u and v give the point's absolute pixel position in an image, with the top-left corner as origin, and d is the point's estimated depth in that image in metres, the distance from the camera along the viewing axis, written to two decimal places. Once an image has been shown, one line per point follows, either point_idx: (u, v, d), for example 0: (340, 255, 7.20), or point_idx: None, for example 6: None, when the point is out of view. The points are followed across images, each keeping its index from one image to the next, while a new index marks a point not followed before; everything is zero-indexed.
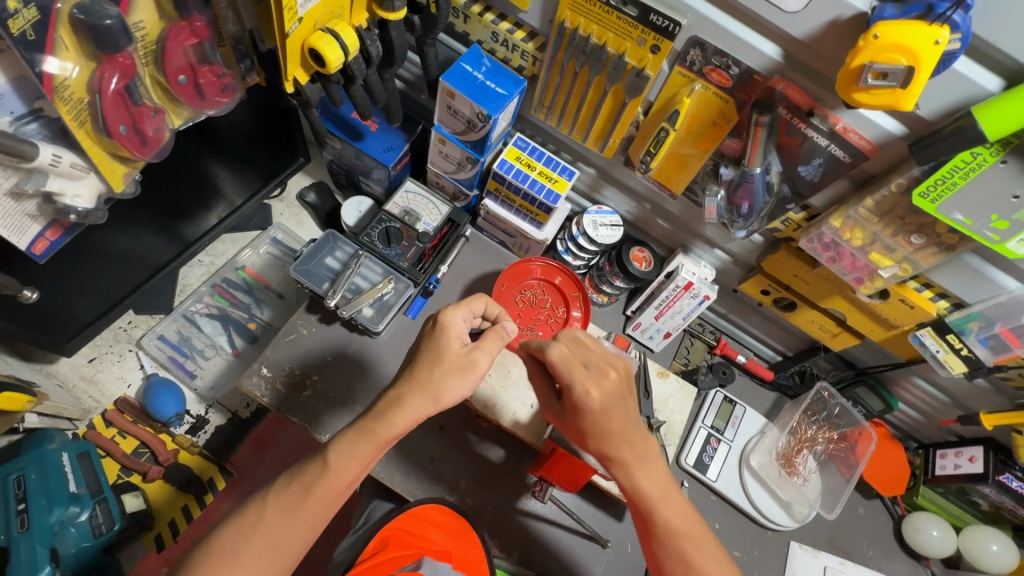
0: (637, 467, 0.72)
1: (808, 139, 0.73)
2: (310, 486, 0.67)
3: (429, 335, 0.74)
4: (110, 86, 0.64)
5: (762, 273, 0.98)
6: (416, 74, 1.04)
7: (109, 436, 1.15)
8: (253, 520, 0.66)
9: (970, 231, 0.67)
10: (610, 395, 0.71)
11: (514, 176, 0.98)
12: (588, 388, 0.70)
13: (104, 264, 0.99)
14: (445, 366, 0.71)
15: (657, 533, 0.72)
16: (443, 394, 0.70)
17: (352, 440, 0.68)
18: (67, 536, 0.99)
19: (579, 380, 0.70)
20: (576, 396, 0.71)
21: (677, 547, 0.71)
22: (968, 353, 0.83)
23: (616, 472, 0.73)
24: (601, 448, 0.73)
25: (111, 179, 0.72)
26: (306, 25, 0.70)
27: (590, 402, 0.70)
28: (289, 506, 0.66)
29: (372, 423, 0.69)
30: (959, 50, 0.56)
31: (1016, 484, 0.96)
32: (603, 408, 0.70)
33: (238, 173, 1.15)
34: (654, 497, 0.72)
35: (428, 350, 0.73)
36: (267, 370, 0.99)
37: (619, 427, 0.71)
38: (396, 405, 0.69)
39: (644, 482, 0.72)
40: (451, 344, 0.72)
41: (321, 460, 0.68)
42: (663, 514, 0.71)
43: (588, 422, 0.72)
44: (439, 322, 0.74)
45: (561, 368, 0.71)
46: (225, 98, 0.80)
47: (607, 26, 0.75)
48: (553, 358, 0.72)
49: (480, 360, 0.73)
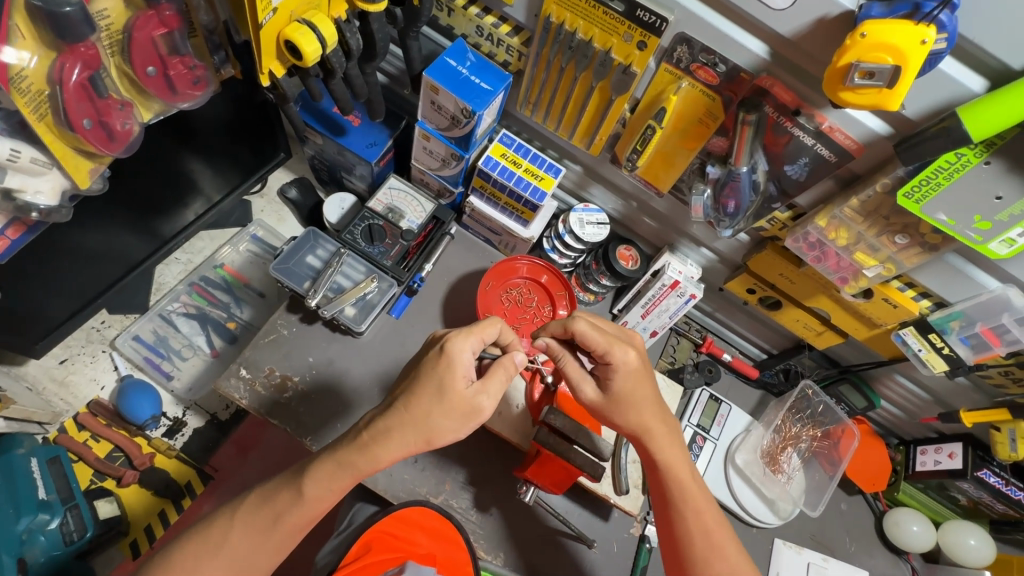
0: (666, 438, 0.77)
1: (794, 138, 0.72)
2: (280, 512, 0.65)
3: (433, 363, 0.68)
4: (72, 78, 0.61)
5: (748, 271, 0.98)
6: (399, 68, 1.02)
7: (81, 440, 1.11)
8: (219, 537, 0.65)
9: (953, 231, 0.67)
10: (642, 358, 0.78)
11: (499, 174, 0.97)
12: (625, 351, 0.76)
13: (73, 262, 0.96)
14: (445, 407, 0.67)
15: (679, 505, 0.75)
16: (439, 437, 0.67)
17: (330, 473, 0.66)
18: (36, 545, 0.96)
19: (615, 344, 0.76)
20: (616, 359, 0.76)
21: (694, 516, 0.74)
22: (950, 352, 0.84)
23: (646, 444, 0.77)
24: (635, 421, 0.76)
25: (75, 175, 0.68)
26: (281, 16, 0.68)
27: (630, 361, 0.76)
28: (261, 528, 0.65)
29: (355, 454, 0.66)
30: (945, 49, 0.56)
31: (993, 480, 0.98)
32: (638, 370, 0.77)
33: (216, 169, 1.12)
34: (682, 469, 0.76)
35: (427, 379, 0.68)
36: (246, 371, 0.96)
37: (649, 397, 0.77)
38: (384, 437, 0.66)
39: (673, 457, 0.76)
40: (457, 383, 0.67)
41: (296, 487, 0.66)
42: (689, 487, 0.76)
43: (626, 389, 0.76)
44: (445, 353, 0.68)
45: (598, 336, 0.75)
46: (198, 91, 0.77)
47: (594, 21, 0.74)
48: (585, 329, 0.76)
49: (485, 406, 0.70)
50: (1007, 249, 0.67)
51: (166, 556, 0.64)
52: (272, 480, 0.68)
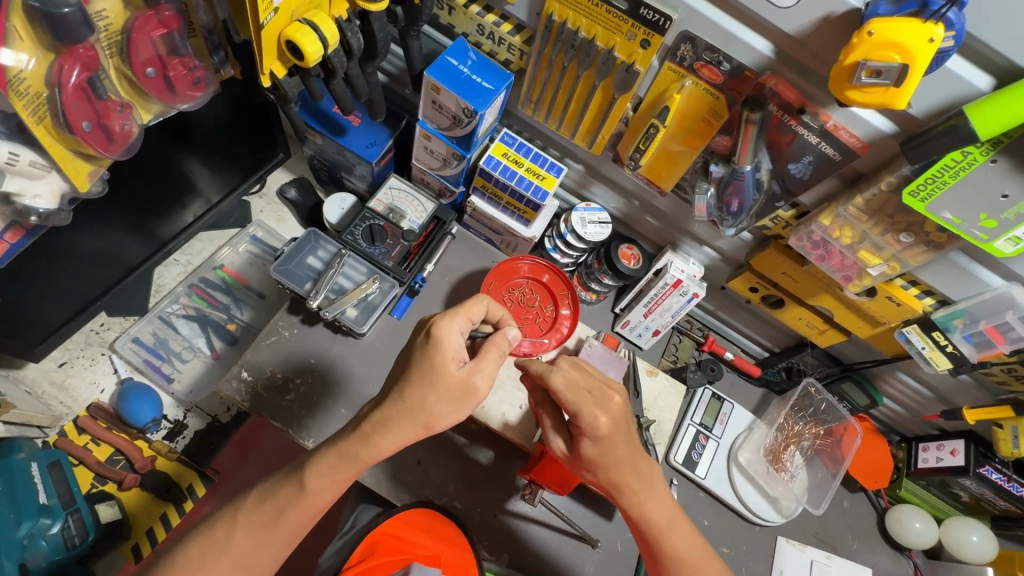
0: (639, 493, 0.74)
1: (799, 136, 0.72)
2: (284, 508, 0.65)
3: (421, 348, 0.68)
4: (70, 80, 0.60)
5: (750, 270, 0.98)
6: (400, 67, 1.01)
7: (82, 444, 1.10)
8: (222, 541, 0.64)
9: (959, 230, 0.67)
10: (617, 420, 0.71)
11: (501, 173, 0.96)
12: (596, 416, 0.69)
13: (72, 265, 0.95)
14: (440, 392, 0.66)
15: (663, 559, 0.74)
16: (436, 421, 0.67)
17: (333, 464, 0.66)
18: (37, 550, 0.95)
19: (587, 407, 0.70)
20: (584, 424, 0.70)
21: (679, 565, 0.74)
22: (953, 350, 0.84)
23: (621, 501, 0.75)
24: (607, 478, 0.73)
25: (74, 178, 0.68)
26: (281, 15, 0.67)
27: (599, 428, 0.70)
28: (263, 525, 0.65)
29: (356, 446, 0.65)
30: (953, 48, 0.55)
31: (995, 476, 0.98)
32: (610, 434, 0.70)
33: (215, 169, 1.11)
34: (660, 524, 0.74)
35: (419, 366, 0.67)
36: (247, 373, 0.96)
37: (622, 456, 0.72)
38: (384, 428, 0.65)
39: (649, 509, 0.74)
40: (447, 364, 0.67)
41: (297, 483, 0.66)
42: (670, 542, 0.74)
43: (595, 453, 0.72)
44: (433, 337, 0.67)
45: (568, 397, 0.70)
46: (198, 92, 0.77)
47: (597, 19, 0.73)
48: (558, 386, 0.71)
49: (480, 385, 0.69)
50: (1013, 247, 0.67)
51: (169, 561, 0.64)
52: (272, 477, 0.68)
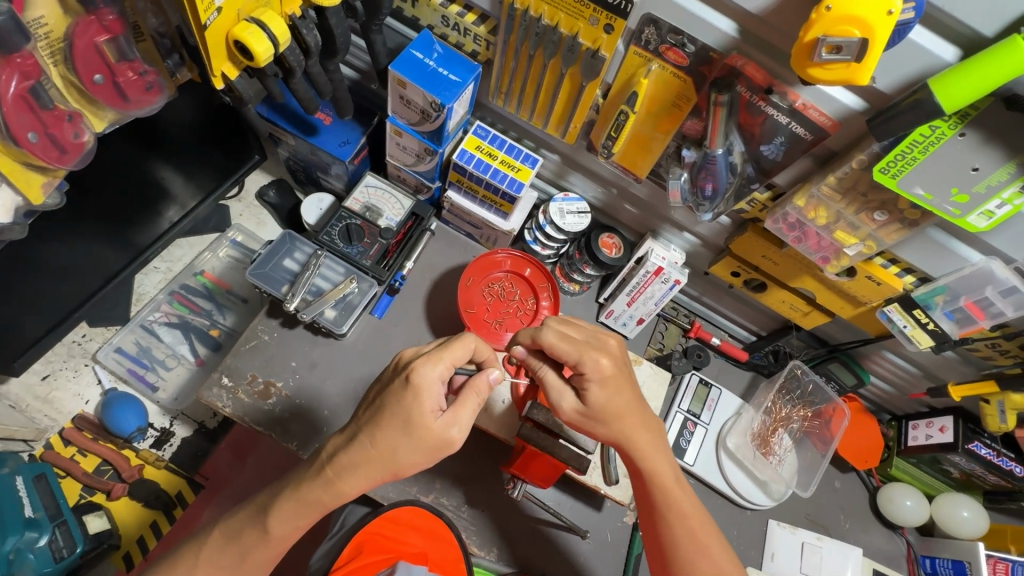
0: (651, 447, 0.75)
1: (769, 117, 0.71)
2: (246, 551, 0.66)
3: (399, 394, 0.65)
4: (10, 90, 0.59)
5: (731, 253, 0.97)
6: (366, 62, 1.00)
7: (69, 455, 1.11)
8: (188, 565, 0.66)
9: (931, 206, 0.66)
10: (617, 361, 0.75)
11: (474, 167, 0.95)
12: (598, 358, 0.72)
13: (44, 277, 0.95)
14: (413, 441, 0.65)
15: (665, 515, 0.73)
16: (405, 469, 0.66)
17: (294, 509, 0.65)
18: (25, 563, 0.94)
19: (587, 352, 0.73)
20: (588, 369, 0.72)
21: (681, 524, 0.73)
22: (935, 328, 0.83)
23: (631, 454, 0.74)
24: (617, 431, 0.74)
25: (27, 191, 0.67)
26: (227, 15, 0.65)
27: (603, 368, 0.72)
28: (227, 565, 0.66)
29: (319, 491, 0.65)
30: (913, 19, 0.54)
31: (984, 451, 0.98)
32: (615, 376, 0.73)
33: (188, 174, 1.11)
34: (667, 479, 0.74)
35: (392, 412, 0.65)
36: (228, 379, 0.95)
37: (629, 404, 0.74)
38: (348, 472, 0.65)
39: (658, 462, 0.74)
40: (426, 418, 0.65)
41: (260, 526, 0.66)
42: (676, 496, 0.74)
43: (604, 398, 0.73)
44: (412, 383, 0.65)
45: (568, 347, 0.73)
46: (153, 96, 0.76)
47: (559, 5, 0.72)
48: (553, 340, 0.73)
49: (456, 438, 0.67)
50: (986, 222, 0.66)
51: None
52: (238, 514, 0.68)
